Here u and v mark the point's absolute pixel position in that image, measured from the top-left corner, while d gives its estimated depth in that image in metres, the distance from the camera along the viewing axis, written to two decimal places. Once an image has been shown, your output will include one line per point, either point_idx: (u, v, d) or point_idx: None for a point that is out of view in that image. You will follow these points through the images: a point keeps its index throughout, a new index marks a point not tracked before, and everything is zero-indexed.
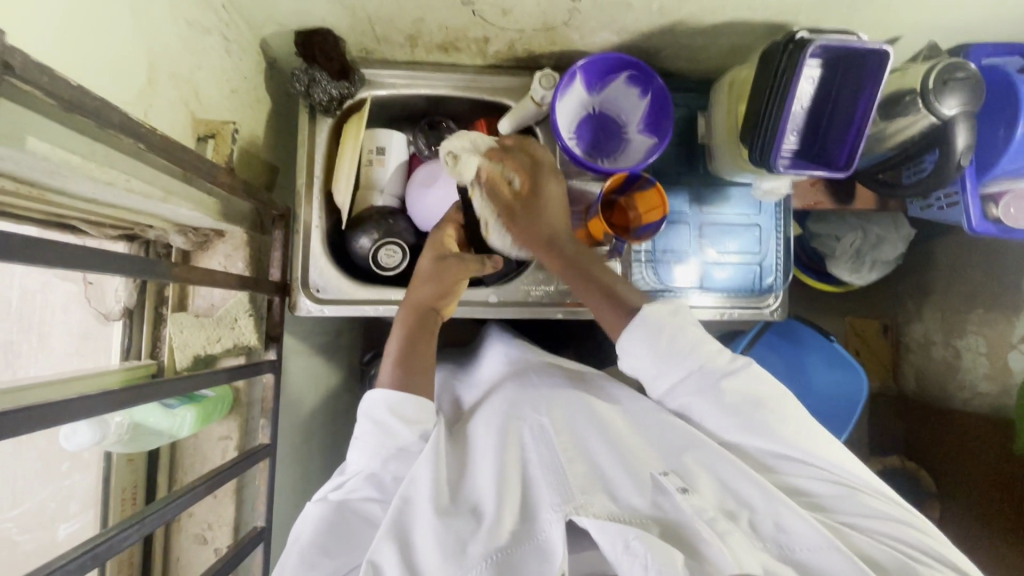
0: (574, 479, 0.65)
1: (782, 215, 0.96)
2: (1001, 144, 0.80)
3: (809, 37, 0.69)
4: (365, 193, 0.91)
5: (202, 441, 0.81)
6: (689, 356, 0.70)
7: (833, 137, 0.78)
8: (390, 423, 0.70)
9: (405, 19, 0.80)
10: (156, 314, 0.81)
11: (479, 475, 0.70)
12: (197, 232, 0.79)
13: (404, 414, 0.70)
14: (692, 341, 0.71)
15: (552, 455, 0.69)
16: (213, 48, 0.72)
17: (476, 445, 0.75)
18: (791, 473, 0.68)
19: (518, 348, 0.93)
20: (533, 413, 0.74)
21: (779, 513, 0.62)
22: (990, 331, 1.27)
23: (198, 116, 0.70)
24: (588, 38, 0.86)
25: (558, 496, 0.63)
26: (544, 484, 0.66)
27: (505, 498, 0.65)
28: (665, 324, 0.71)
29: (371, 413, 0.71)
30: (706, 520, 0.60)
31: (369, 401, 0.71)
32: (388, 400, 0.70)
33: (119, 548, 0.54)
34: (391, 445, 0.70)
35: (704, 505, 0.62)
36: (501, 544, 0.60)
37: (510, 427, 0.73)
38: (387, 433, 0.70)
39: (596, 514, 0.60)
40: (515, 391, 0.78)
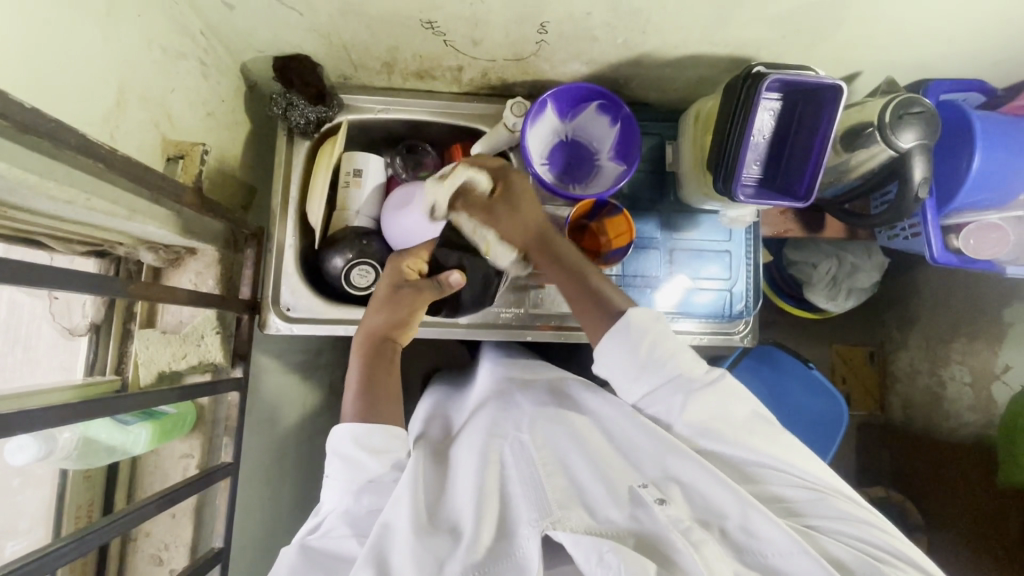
0: (552, 493, 0.65)
1: (752, 241, 0.97)
2: (960, 177, 0.81)
3: (766, 71, 0.72)
4: (341, 214, 0.93)
5: (163, 458, 0.80)
6: (665, 367, 0.70)
7: (794, 168, 0.80)
8: (357, 456, 0.69)
9: (379, 47, 0.83)
10: (124, 329, 0.81)
11: (460, 493, 0.70)
12: (168, 250, 0.80)
13: (370, 445, 0.70)
14: (670, 349, 0.71)
15: (532, 471, 0.68)
16: (188, 72, 0.74)
17: (458, 463, 0.74)
18: (771, 481, 0.67)
19: (503, 365, 0.93)
20: (516, 433, 0.74)
21: (749, 517, 0.61)
22: (974, 361, 1.27)
23: (169, 137, 0.71)
24: (559, 68, 0.88)
25: (537, 510, 0.63)
26: (522, 500, 0.66)
27: (483, 512, 0.65)
28: (645, 331, 0.71)
29: (338, 450, 0.70)
30: (681, 529, 0.60)
31: (335, 436, 0.71)
32: (352, 431, 0.70)
33: (58, 565, 0.53)
34: (361, 478, 0.69)
35: (681, 514, 0.62)
36: (479, 559, 0.60)
37: (489, 445, 0.73)
38: (355, 466, 0.69)
39: (572, 528, 0.60)
40: (498, 409, 0.79)
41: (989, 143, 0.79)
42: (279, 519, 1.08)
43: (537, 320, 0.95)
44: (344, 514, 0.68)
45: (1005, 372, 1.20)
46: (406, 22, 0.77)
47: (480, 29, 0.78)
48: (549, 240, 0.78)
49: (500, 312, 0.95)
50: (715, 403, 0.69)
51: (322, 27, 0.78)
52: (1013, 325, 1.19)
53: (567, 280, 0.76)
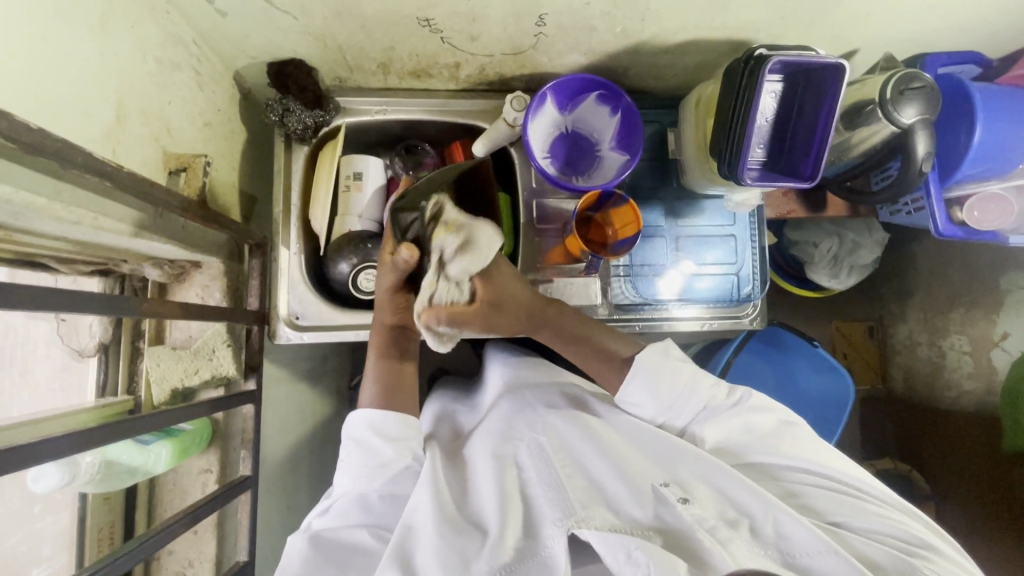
0: (574, 493, 0.65)
1: (756, 224, 0.98)
2: (962, 149, 0.81)
3: (768, 54, 0.72)
4: (344, 219, 0.93)
5: (181, 476, 0.79)
6: (693, 397, 0.74)
7: (799, 148, 0.80)
8: (374, 442, 0.70)
9: (375, 49, 0.82)
10: (133, 348, 0.79)
11: (481, 495, 0.70)
12: (172, 265, 0.79)
13: (386, 432, 0.71)
14: (691, 382, 0.75)
15: (551, 473, 0.70)
16: (184, 82, 0.72)
17: (474, 467, 0.76)
18: (791, 480, 0.69)
19: (513, 365, 0.93)
20: (532, 436, 0.76)
21: (776, 518, 0.61)
22: (973, 329, 1.30)
23: (169, 150, 0.69)
24: (557, 60, 0.87)
25: (561, 510, 0.63)
26: (543, 499, 0.67)
27: (507, 515, 0.65)
28: (662, 369, 0.75)
29: (355, 434, 0.71)
30: (707, 528, 0.60)
31: (352, 422, 0.72)
32: (370, 418, 0.71)
33: None
34: (375, 463, 0.69)
35: (705, 514, 0.62)
36: (505, 562, 0.60)
37: (503, 450, 0.75)
38: (370, 453, 0.70)
39: (597, 527, 0.60)
40: (512, 411, 0.81)
41: (988, 114, 0.79)
42: (297, 527, 1.07)
43: None
44: (355, 503, 0.68)
45: (1003, 339, 1.24)
46: (402, 21, 0.75)
47: (477, 25, 0.77)
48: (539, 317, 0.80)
49: None
50: (741, 423, 0.72)
51: (317, 30, 0.76)
52: (1011, 293, 1.22)
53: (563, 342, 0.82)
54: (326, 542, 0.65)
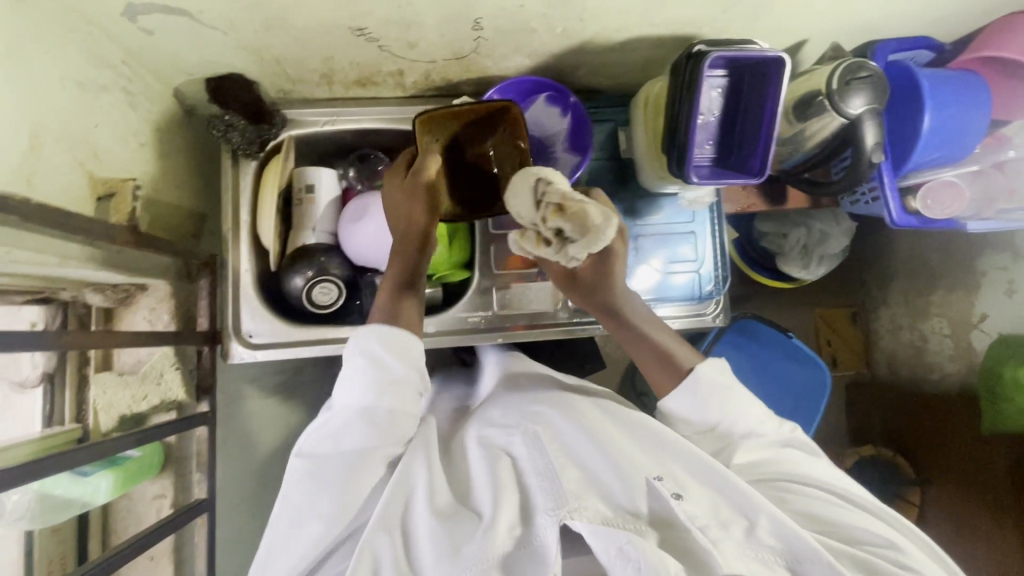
0: (568, 483, 0.63)
1: (716, 219, 0.97)
2: (913, 136, 0.80)
3: (707, 50, 0.70)
4: (297, 232, 0.93)
5: (135, 502, 0.78)
6: (739, 415, 0.72)
7: (746, 145, 0.79)
8: (383, 357, 0.65)
9: (314, 60, 0.81)
10: (81, 375, 0.78)
11: (477, 481, 0.69)
12: (115, 288, 0.78)
13: (399, 347, 0.65)
14: (740, 405, 0.72)
15: (544, 459, 0.67)
16: (112, 104, 0.71)
17: (471, 453, 0.74)
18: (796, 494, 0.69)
19: (513, 364, 0.92)
20: (528, 421, 0.74)
21: (776, 528, 0.60)
22: (953, 312, 1.29)
23: (96, 175, 0.68)
24: (502, 63, 0.86)
25: (552, 499, 0.62)
26: (537, 487, 0.65)
27: (502, 496, 0.64)
28: (715, 386, 0.72)
29: (365, 349, 0.65)
30: (699, 526, 0.59)
31: (361, 335, 0.66)
32: (381, 332, 0.65)
33: None
34: (386, 379, 0.64)
35: (698, 511, 0.61)
36: (497, 549, 0.59)
37: (500, 439, 0.74)
38: (379, 367, 0.64)
39: (590, 518, 0.59)
40: (515, 401, 0.80)
41: (938, 99, 0.78)
42: None
43: (507, 321, 0.95)
44: (355, 419, 0.63)
45: (983, 320, 1.22)
46: (335, 32, 0.74)
47: (413, 32, 0.75)
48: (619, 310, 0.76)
49: (468, 317, 0.95)
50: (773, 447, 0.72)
51: (250, 44, 0.75)
52: (987, 274, 1.21)
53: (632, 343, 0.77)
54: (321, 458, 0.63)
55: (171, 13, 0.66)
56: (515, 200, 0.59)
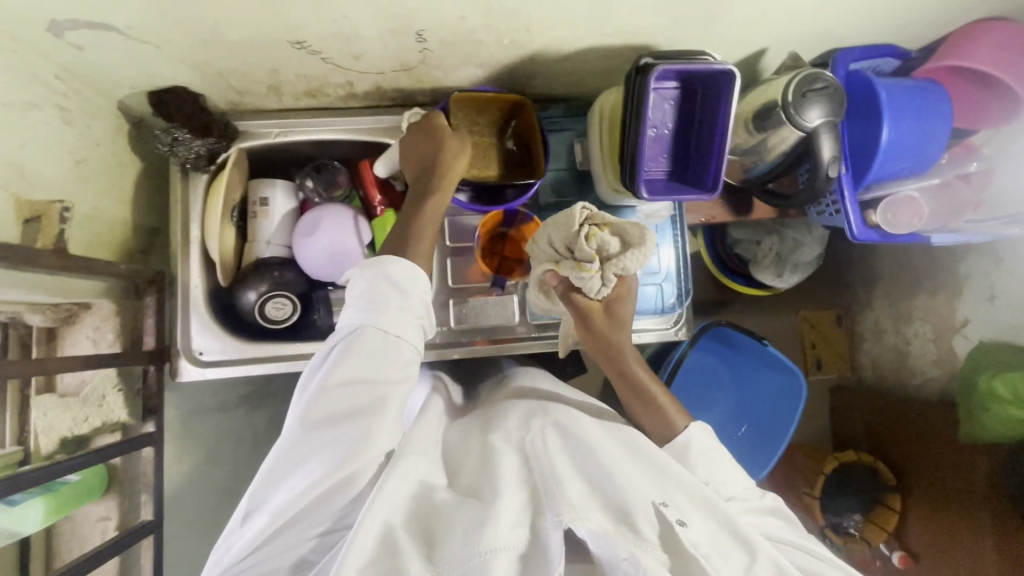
0: (572, 490, 0.61)
1: (678, 231, 0.95)
2: (872, 148, 0.78)
3: (653, 63, 0.69)
4: (251, 245, 0.93)
5: (79, 524, 0.78)
6: (728, 467, 0.73)
7: (699, 160, 0.77)
8: (393, 286, 0.65)
9: (258, 72, 0.79)
10: (21, 398, 0.74)
11: (477, 470, 0.67)
12: (57, 308, 0.77)
13: (402, 276, 0.66)
14: (726, 464, 0.73)
15: (550, 459, 0.65)
16: (42, 122, 0.69)
17: (474, 446, 0.72)
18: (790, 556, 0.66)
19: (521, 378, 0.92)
20: (530, 426, 0.71)
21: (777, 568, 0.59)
22: (935, 317, 1.28)
23: (22, 197, 0.66)
24: (453, 73, 0.84)
25: (553, 505, 0.59)
26: (542, 483, 0.63)
27: (506, 489, 0.61)
28: (706, 448, 0.73)
29: (379, 273, 0.66)
30: (701, 555, 0.58)
31: (377, 266, 0.66)
32: (390, 263, 0.67)
33: None
34: (392, 302, 0.65)
35: (699, 540, 0.60)
36: (498, 541, 0.56)
37: (509, 430, 0.71)
38: (389, 293, 0.65)
39: (594, 527, 0.57)
40: (531, 403, 0.77)
41: (897, 110, 0.76)
42: None
43: (463, 336, 0.93)
44: (363, 344, 0.63)
45: (964, 325, 1.21)
46: (274, 45, 0.72)
47: (355, 45, 0.73)
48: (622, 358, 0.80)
49: None
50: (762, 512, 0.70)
51: (188, 58, 0.73)
52: (969, 279, 1.19)
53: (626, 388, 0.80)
54: (327, 386, 0.61)
55: (97, 28, 0.64)
56: (547, 235, 0.76)
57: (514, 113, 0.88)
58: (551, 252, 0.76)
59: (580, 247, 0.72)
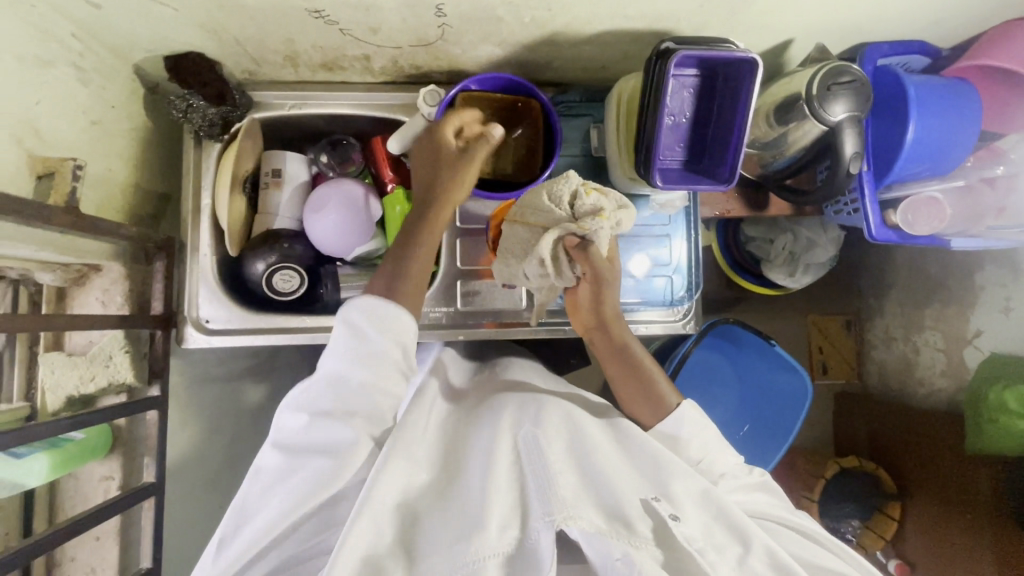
0: (563, 491, 0.61)
1: (691, 224, 0.94)
2: (896, 146, 0.76)
3: (674, 47, 0.67)
4: (263, 217, 0.93)
5: (83, 482, 0.79)
6: (723, 450, 0.75)
7: (716, 151, 0.75)
8: (365, 329, 0.63)
9: (274, 41, 0.78)
10: (31, 354, 0.77)
11: (468, 474, 0.66)
12: (69, 268, 0.77)
13: (381, 320, 0.63)
14: (720, 443, 0.76)
15: (541, 461, 0.65)
16: (58, 79, 0.68)
17: (464, 441, 0.73)
18: (784, 536, 0.69)
19: (514, 370, 0.92)
20: (524, 422, 0.72)
21: (769, 555, 0.62)
22: (946, 326, 1.26)
23: (37, 154, 0.65)
24: (471, 51, 0.83)
25: (546, 505, 0.60)
26: (531, 486, 0.63)
27: (493, 494, 0.61)
28: (700, 418, 0.75)
29: (350, 319, 0.63)
30: (695, 549, 0.60)
31: (350, 306, 0.65)
32: (369, 304, 0.63)
33: None
34: (362, 348, 0.62)
35: (693, 533, 0.61)
36: (489, 556, 0.57)
37: (500, 428, 0.70)
38: (360, 339, 0.62)
39: (585, 527, 0.58)
40: (520, 400, 0.77)
41: (924, 109, 0.74)
42: None
43: (468, 319, 0.93)
44: (335, 389, 0.60)
45: (976, 337, 1.18)
46: (290, 12, 0.71)
47: (373, 16, 0.72)
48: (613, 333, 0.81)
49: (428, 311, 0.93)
50: (757, 493, 0.73)
51: (206, 23, 0.72)
52: (984, 291, 1.16)
53: (618, 370, 0.80)
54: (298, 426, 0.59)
55: None
56: (538, 206, 0.73)
57: (520, 118, 0.86)
58: (552, 217, 0.72)
59: (585, 200, 0.71)
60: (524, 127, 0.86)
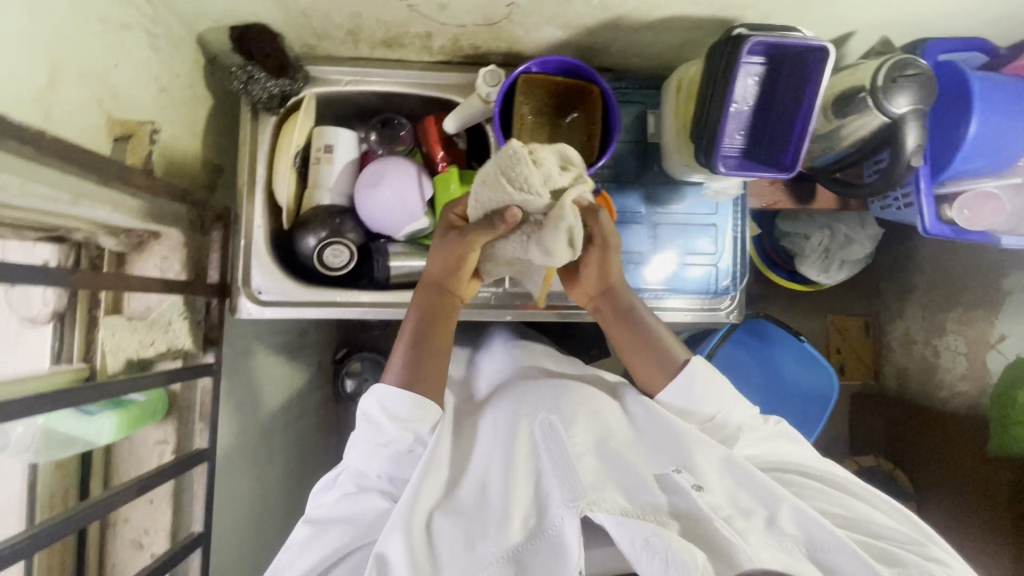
0: (584, 474, 0.62)
1: (738, 214, 0.95)
2: (956, 143, 0.77)
3: (746, 33, 0.67)
4: (312, 192, 0.92)
5: (138, 445, 0.80)
6: (736, 408, 0.76)
7: (779, 138, 0.76)
8: (379, 419, 0.69)
9: (341, 15, 0.79)
10: (89, 317, 0.78)
11: (489, 472, 0.68)
12: (129, 234, 0.78)
13: (393, 409, 0.69)
14: (731, 400, 0.77)
15: (562, 449, 0.66)
16: (133, 44, 0.69)
17: (481, 435, 0.74)
18: (808, 488, 0.70)
19: (533, 354, 0.92)
20: (541, 413, 0.73)
21: (795, 512, 0.62)
22: (969, 330, 1.24)
23: (114, 116, 0.66)
24: (533, 33, 0.83)
25: (569, 491, 0.61)
26: (551, 475, 0.64)
27: (513, 493, 0.63)
28: (708, 375, 0.77)
29: (366, 411, 0.71)
30: (722, 517, 0.60)
31: (371, 393, 0.71)
32: (382, 395, 0.70)
33: (44, 543, 0.56)
34: (381, 441, 0.69)
35: (718, 502, 0.62)
36: (514, 543, 0.59)
37: (517, 425, 0.72)
38: (375, 427, 0.70)
39: (610, 509, 0.58)
40: (532, 389, 0.78)
41: (988, 106, 0.74)
42: (269, 498, 1.10)
43: (515, 300, 0.95)
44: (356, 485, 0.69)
45: (1001, 341, 1.17)
46: None
47: None
48: (620, 298, 0.81)
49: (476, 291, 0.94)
50: (775, 444, 0.75)
51: None
52: (1012, 295, 1.16)
53: (625, 335, 0.81)
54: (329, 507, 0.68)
55: None
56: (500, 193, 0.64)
57: (577, 102, 0.87)
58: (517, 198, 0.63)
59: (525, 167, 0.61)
60: (580, 112, 0.87)
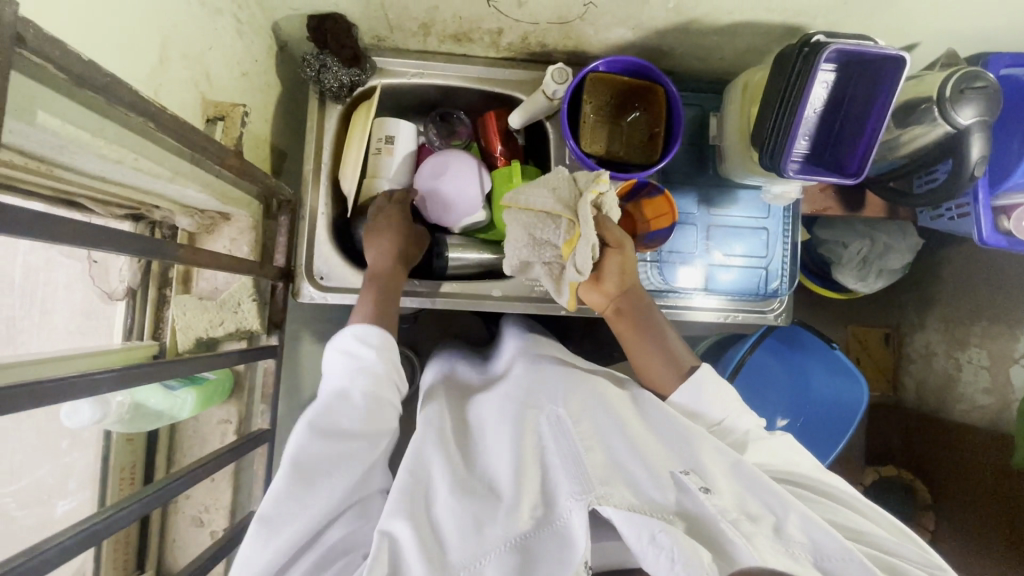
0: (592, 468, 0.60)
1: (790, 220, 0.96)
2: (1015, 156, 0.81)
3: (825, 40, 0.69)
4: (372, 180, 0.92)
5: (202, 424, 0.84)
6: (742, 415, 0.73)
7: (845, 145, 0.78)
8: (358, 350, 0.68)
9: (418, 7, 0.80)
10: (160, 295, 0.82)
11: (495, 459, 0.65)
12: (203, 215, 0.80)
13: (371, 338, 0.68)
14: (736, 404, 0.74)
15: (572, 443, 0.64)
16: (224, 28, 0.70)
17: (483, 426, 0.71)
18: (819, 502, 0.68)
19: (535, 341, 0.88)
20: (548, 403, 0.69)
21: (801, 519, 0.58)
22: (993, 344, 1.23)
23: (208, 98, 0.70)
24: (602, 33, 0.85)
25: (579, 483, 0.59)
26: (560, 470, 0.62)
27: (523, 480, 0.61)
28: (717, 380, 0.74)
29: (342, 344, 0.69)
30: (730, 520, 0.56)
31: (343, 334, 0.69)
32: (359, 329, 0.69)
33: (122, 525, 0.55)
34: (357, 366, 0.66)
35: (727, 504, 0.58)
36: (520, 531, 0.57)
37: (523, 414, 0.68)
38: (355, 357, 0.67)
39: (618, 504, 0.56)
40: (533, 378, 0.74)
41: None
42: None
43: None
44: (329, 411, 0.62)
45: None
46: None
47: None
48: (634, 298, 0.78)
49: (535, 285, 0.95)
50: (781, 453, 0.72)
51: None
52: None
53: (635, 336, 0.78)
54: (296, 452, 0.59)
55: None
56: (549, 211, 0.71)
57: (638, 102, 0.87)
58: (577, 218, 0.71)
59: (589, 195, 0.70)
60: (641, 112, 0.87)
